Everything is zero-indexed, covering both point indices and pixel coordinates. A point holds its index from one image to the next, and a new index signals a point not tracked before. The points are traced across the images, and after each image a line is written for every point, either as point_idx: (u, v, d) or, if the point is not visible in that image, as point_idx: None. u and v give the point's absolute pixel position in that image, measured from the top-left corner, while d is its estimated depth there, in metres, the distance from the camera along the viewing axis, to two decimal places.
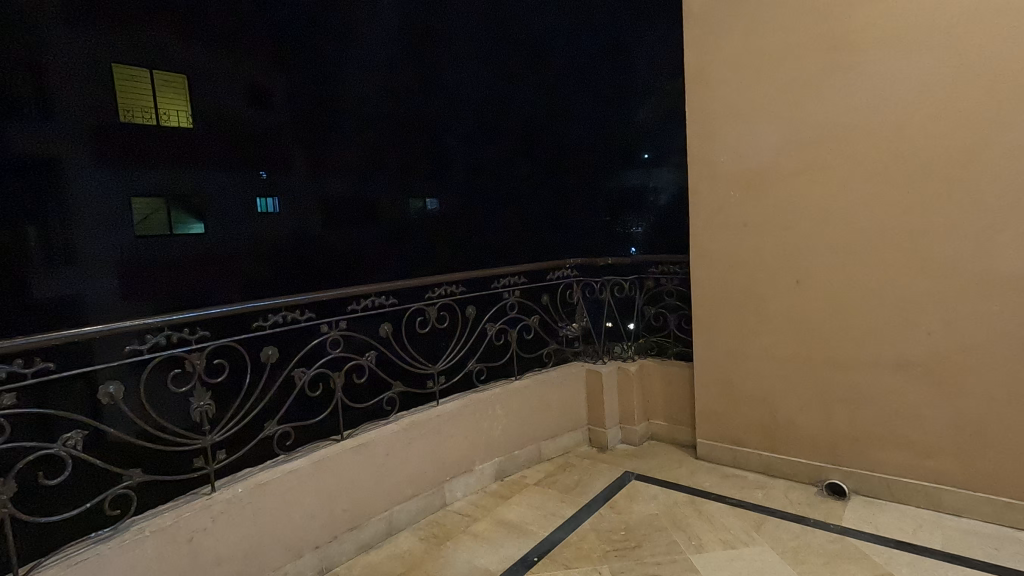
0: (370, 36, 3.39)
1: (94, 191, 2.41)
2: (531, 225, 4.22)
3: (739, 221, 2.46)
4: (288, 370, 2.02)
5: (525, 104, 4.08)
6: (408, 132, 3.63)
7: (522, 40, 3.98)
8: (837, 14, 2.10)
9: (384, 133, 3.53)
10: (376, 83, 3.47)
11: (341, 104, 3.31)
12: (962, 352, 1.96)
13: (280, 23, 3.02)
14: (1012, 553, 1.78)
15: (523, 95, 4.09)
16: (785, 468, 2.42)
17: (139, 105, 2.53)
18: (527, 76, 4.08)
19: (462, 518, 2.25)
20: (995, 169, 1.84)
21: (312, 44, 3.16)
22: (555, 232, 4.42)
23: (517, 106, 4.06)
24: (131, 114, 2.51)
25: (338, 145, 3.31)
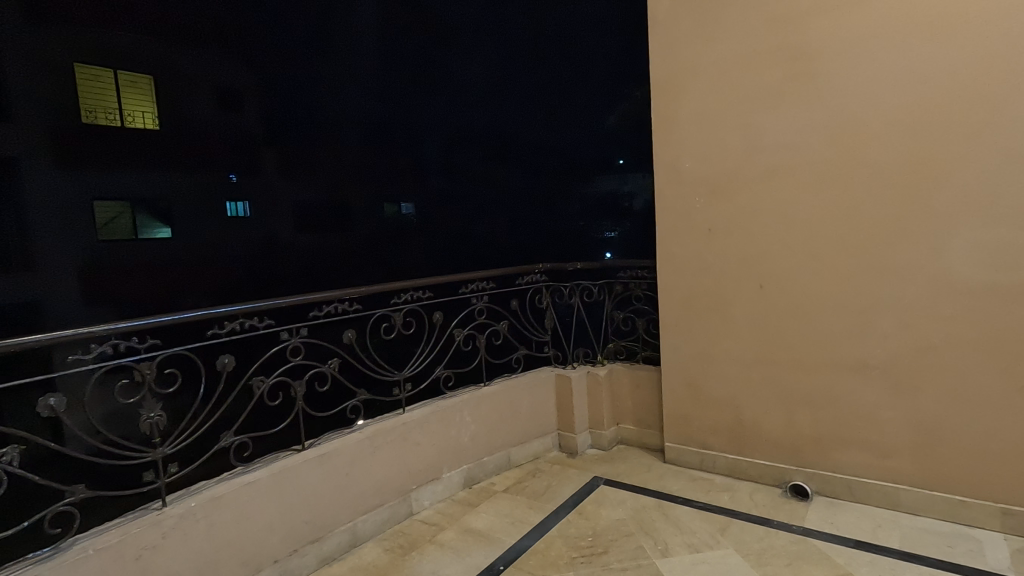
0: (351, 73, 4.37)
1: (49, 209, 3.07)
2: (502, 225, 4.98)
3: (704, 226, 2.48)
4: (246, 379, 1.91)
5: (486, 121, 4.84)
6: (381, 150, 4.59)
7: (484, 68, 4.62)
8: (793, 23, 2.16)
9: (355, 147, 4.47)
10: (358, 110, 4.46)
11: (317, 120, 4.24)
12: (916, 353, 2.02)
13: (264, 56, 3.91)
14: (965, 550, 1.82)
15: (484, 112, 4.82)
16: (750, 471, 2.45)
17: (104, 105, 3.23)
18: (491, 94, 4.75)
19: (428, 527, 2.22)
20: (945, 175, 1.90)
21: (299, 77, 4.11)
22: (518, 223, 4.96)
23: (479, 126, 4.85)
24: (99, 114, 3.22)
25: (320, 163, 4.29)
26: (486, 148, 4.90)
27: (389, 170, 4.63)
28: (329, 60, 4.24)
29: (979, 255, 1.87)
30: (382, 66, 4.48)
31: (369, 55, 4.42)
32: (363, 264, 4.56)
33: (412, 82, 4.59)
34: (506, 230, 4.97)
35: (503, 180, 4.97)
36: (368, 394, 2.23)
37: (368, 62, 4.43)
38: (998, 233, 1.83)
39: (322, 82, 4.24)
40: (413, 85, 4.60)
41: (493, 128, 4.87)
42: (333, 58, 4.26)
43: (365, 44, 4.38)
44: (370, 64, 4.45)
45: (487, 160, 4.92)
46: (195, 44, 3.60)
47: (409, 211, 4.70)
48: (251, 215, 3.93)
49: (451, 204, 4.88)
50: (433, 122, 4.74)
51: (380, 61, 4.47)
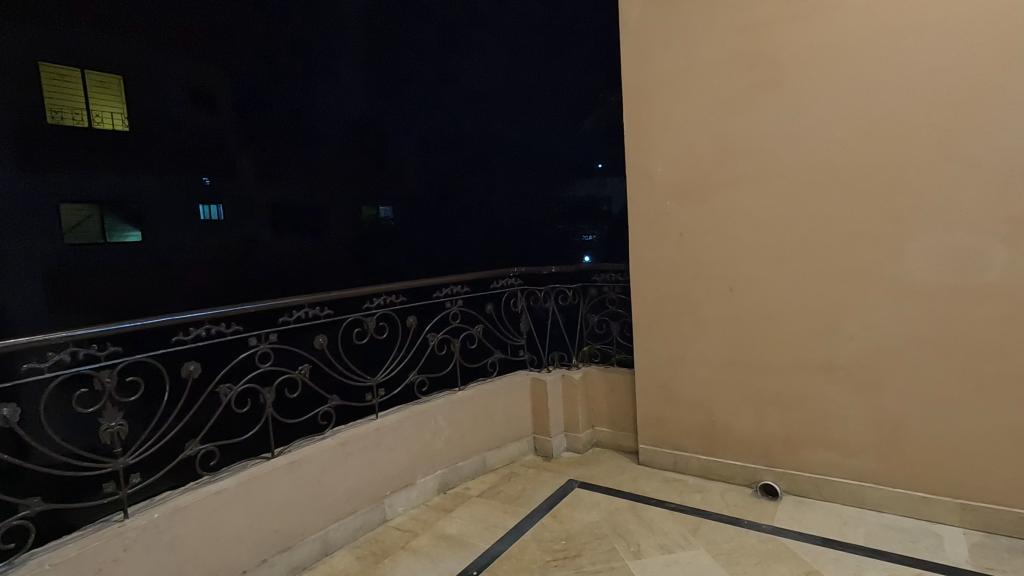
0: (338, 82, 4.69)
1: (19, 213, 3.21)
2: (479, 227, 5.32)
3: (675, 230, 2.52)
4: (212, 387, 1.86)
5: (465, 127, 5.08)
6: (362, 153, 4.92)
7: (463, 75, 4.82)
8: (759, 32, 2.20)
9: (337, 150, 4.81)
10: (344, 115, 4.80)
11: (302, 124, 4.58)
12: (880, 354, 2.07)
13: (245, 62, 4.15)
14: (928, 546, 1.87)
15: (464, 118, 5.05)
16: (722, 471, 2.48)
17: (74, 106, 3.36)
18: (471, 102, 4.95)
19: (402, 533, 2.20)
20: (906, 181, 1.96)
21: (284, 82, 4.41)
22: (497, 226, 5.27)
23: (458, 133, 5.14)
24: (68, 115, 3.34)
25: (303, 165, 4.61)
26: (463, 152, 5.20)
27: (368, 172, 4.97)
28: (307, 69, 4.52)
29: (938, 259, 1.93)
30: (359, 77, 4.77)
31: (349, 64, 4.68)
32: (344, 264, 4.82)
33: (389, 89, 4.87)
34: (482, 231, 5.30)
35: (480, 182, 5.27)
36: (340, 400, 2.20)
37: (352, 69, 4.69)
38: (955, 238, 1.89)
39: (302, 89, 4.55)
40: (389, 91, 4.89)
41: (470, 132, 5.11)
42: (307, 67, 4.51)
43: (343, 54, 4.62)
44: (347, 74, 4.71)
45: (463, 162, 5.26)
46: (171, 52, 3.75)
47: (388, 214, 5.01)
48: (226, 218, 4.15)
49: (428, 207, 5.17)
50: (408, 126, 5.04)
51: (357, 71, 4.73)
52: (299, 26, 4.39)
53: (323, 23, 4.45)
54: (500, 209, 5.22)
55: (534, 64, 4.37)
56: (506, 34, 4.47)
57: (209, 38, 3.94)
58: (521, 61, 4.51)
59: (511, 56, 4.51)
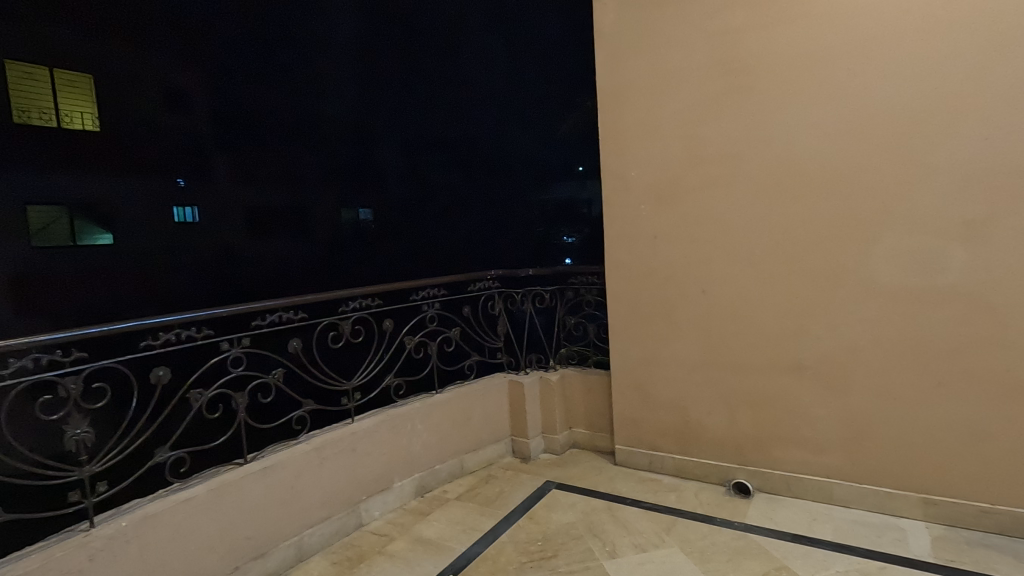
0: (325, 84, 4.74)
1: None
2: (461, 229, 5.30)
3: (649, 233, 2.55)
4: (182, 393, 1.83)
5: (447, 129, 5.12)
6: (347, 154, 4.95)
7: (449, 75, 4.78)
8: (730, 39, 2.25)
9: (319, 153, 4.81)
10: (330, 117, 4.83)
11: (282, 126, 4.59)
12: (846, 354, 2.13)
13: (225, 64, 4.18)
14: (893, 540, 1.92)
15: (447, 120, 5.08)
16: (696, 470, 2.52)
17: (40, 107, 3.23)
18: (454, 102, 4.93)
19: (378, 537, 2.19)
20: (869, 185, 2.02)
21: (269, 83, 4.46)
22: (479, 227, 5.26)
23: (440, 134, 5.16)
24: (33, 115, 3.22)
25: (283, 166, 4.60)
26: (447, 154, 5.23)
27: (352, 171, 4.99)
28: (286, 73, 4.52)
29: (902, 261, 1.99)
30: (342, 80, 4.78)
31: (327, 66, 4.69)
32: (322, 265, 4.85)
33: (376, 89, 4.91)
34: (464, 233, 5.30)
35: (463, 182, 5.29)
36: (315, 404, 2.18)
37: (340, 72, 4.75)
38: (916, 241, 1.96)
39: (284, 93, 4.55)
40: (374, 92, 4.92)
41: (455, 133, 5.12)
42: (289, 68, 4.52)
43: (322, 57, 4.63)
44: (327, 77, 4.72)
45: (446, 163, 5.28)
46: (143, 48, 3.71)
47: (367, 216, 5.04)
48: (201, 220, 4.10)
49: (410, 210, 5.24)
50: (390, 128, 5.08)
51: (338, 74, 4.76)
52: (279, 30, 4.44)
53: (302, 27, 4.51)
54: (482, 209, 5.23)
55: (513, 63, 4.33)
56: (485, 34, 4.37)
57: (183, 37, 3.90)
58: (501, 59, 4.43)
59: (491, 56, 4.47)
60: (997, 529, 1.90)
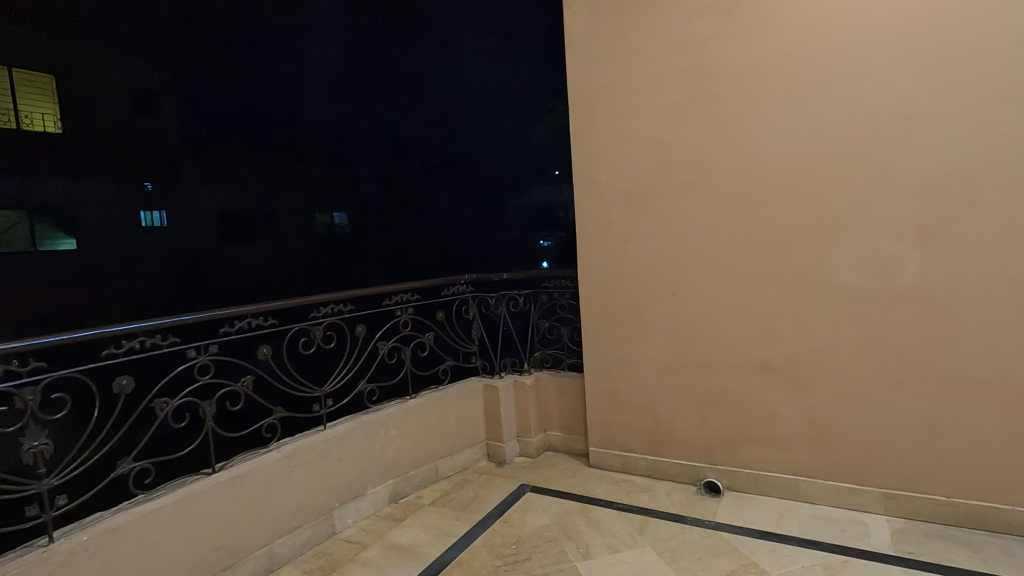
0: (303, 88, 4.77)
1: None
2: (442, 233, 5.35)
3: (621, 237, 2.59)
4: (147, 402, 1.79)
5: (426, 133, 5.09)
6: (326, 157, 4.97)
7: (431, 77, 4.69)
8: (696, 48, 2.30)
9: (293, 156, 4.82)
10: (306, 120, 4.87)
11: (256, 130, 4.61)
12: (811, 354, 2.19)
13: (197, 68, 4.16)
14: (856, 534, 1.98)
15: (425, 123, 5.05)
16: (668, 470, 2.56)
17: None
18: (434, 106, 4.90)
19: (351, 546, 2.17)
20: (829, 190, 2.09)
21: (246, 87, 4.48)
22: (459, 230, 5.29)
23: (418, 138, 5.13)
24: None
25: (259, 170, 4.63)
26: (428, 157, 5.22)
27: (330, 176, 5.02)
28: (261, 76, 4.51)
29: (862, 264, 2.06)
30: (320, 83, 4.77)
31: (305, 68, 4.66)
32: (295, 268, 4.81)
33: (355, 91, 4.91)
34: (445, 237, 5.33)
35: (442, 185, 5.33)
36: (285, 412, 2.15)
37: (320, 74, 4.75)
38: (875, 244, 2.03)
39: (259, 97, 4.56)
40: (354, 94, 4.92)
41: (435, 138, 5.12)
42: (263, 70, 4.49)
43: (300, 58, 4.59)
44: (304, 78, 4.71)
45: (426, 167, 5.28)
46: (112, 51, 3.65)
47: (342, 220, 5.05)
48: (169, 224, 4.05)
49: (387, 214, 5.27)
50: (367, 131, 5.07)
51: (316, 76, 4.73)
52: (255, 32, 4.37)
53: (280, 30, 4.46)
54: (462, 213, 5.22)
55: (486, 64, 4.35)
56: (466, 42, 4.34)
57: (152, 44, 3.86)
58: (479, 62, 4.32)
59: (470, 63, 4.41)
60: (954, 520, 1.98)
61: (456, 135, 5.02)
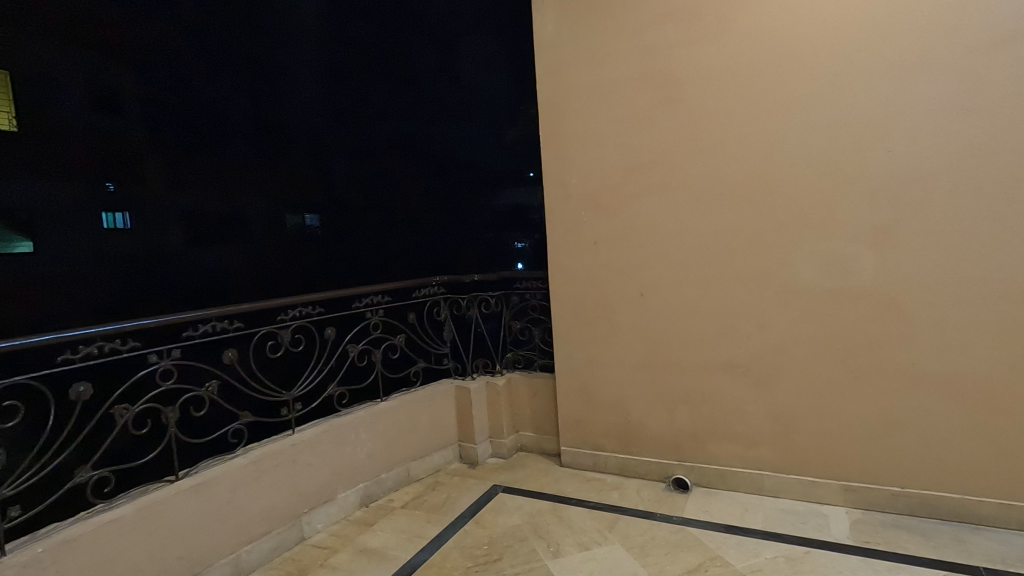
0: (283, 83, 4.45)
1: None
2: (420, 239, 5.18)
3: (590, 238, 2.62)
4: (106, 408, 1.75)
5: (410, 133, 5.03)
6: (303, 156, 4.63)
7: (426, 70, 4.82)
8: (661, 53, 2.35)
9: (271, 154, 4.44)
10: (285, 117, 4.50)
11: (230, 125, 4.18)
12: (772, 352, 2.26)
13: (165, 58, 3.77)
14: (815, 526, 2.05)
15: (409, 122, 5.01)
16: (637, 468, 2.60)
17: None
18: (425, 104, 4.96)
19: (320, 551, 2.14)
20: (787, 193, 2.16)
21: (222, 77, 4.09)
22: (438, 236, 5.16)
23: (400, 137, 5.04)
24: None
25: (234, 169, 4.24)
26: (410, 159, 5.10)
27: (308, 176, 4.67)
28: (233, 69, 4.15)
29: (818, 264, 2.13)
30: (298, 81, 4.54)
31: (286, 63, 4.44)
32: (266, 276, 4.34)
33: (339, 91, 4.77)
34: (423, 242, 5.18)
35: (425, 188, 5.14)
36: (251, 416, 2.12)
37: (303, 71, 4.55)
38: (831, 245, 2.10)
39: (237, 94, 4.20)
40: (337, 93, 4.76)
41: (420, 139, 5.05)
42: (242, 64, 4.20)
43: (282, 54, 4.40)
44: (286, 75, 4.47)
45: (407, 169, 5.13)
46: (72, 39, 3.34)
47: (316, 223, 4.67)
48: (133, 227, 3.60)
49: (365, 217, 4.98)
50: (348, 130, 4.86)
51: (298, 74, 4.53)
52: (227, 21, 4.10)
53: (249, 20, 4.22)
54: (442, 216, 5.13)
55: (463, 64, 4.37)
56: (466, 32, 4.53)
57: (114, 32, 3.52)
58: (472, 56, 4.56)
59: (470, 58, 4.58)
60: (907, 510, 2.06)
61: (443, 139, 4.99)
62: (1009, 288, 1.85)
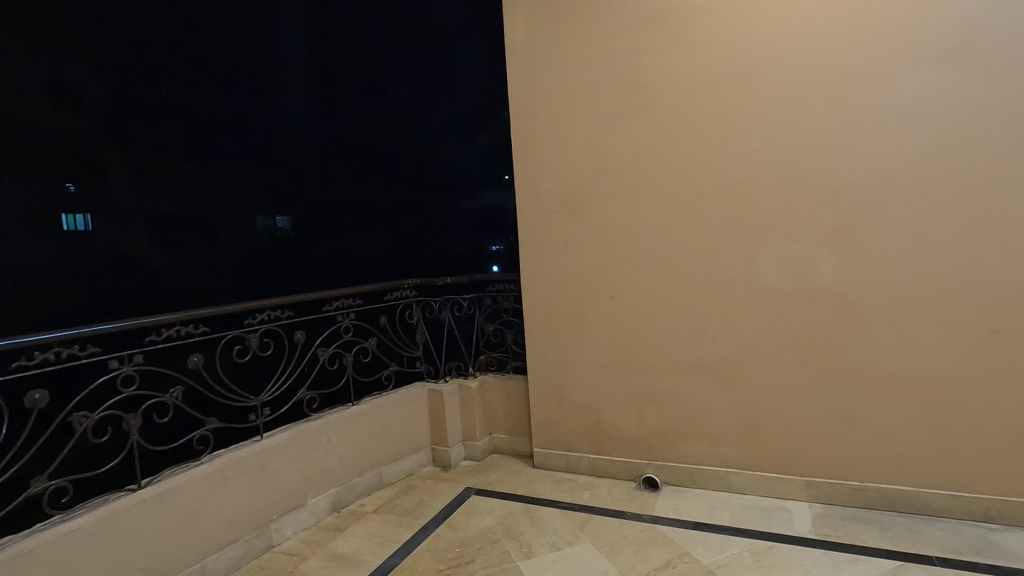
0: (255, 76, 4.33)
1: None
2: (392, 242, 5.04)
3: (562, 241, 2.65)
4: (63, 415, 1.70)
5: (387, 132, 5.00)
6: (271, 153, 4.52)
7: (410, 75, 4.73)
8: (629, 59, 2.39)
9: (241, 152, 4.33)
10: (254, 112, 4.39)
11: (202, 121, 4.03)
12: (738, 353, 2.31)
13: (136, 48, 3.55)
14: (780, 521, 2.11)
15: (386, 123, 4.98)
16: (609, 468, 2.63)
17: None
18: (401, 106, 4.89)
19: (289, 558, 2.11)
20: (752, 198, 2.22)
21: (190, 71, 3.90)
22: (410, 240, 4.99)
23: (374, 138, 5.01)
24: None
25: (204, 165, 4.07)
26: (383, 159, 5.04)
27: (279, 174, 4.57)
28: (202, 61, 3.97)
29: (782, 266, 2.19)
30: (275, 76, 4.47)
31: (259, 56, 4.32)
32: (234, 278, 4.20)
33: (314, 89, 4.69)
34: (395, 245, 5.02)
35: (398, 189, 5.07)
36: (218, 422, 2.09)
37: (281, 67, 4.48)
38: (793, 248, 2.17)
39: (206, 88, 4.03)
40: (312, 90, 4.67)
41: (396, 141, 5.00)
42: (215, 56, 4.04)
43: (254, 48, 4.27)
44: (258, 68, 4.34)
45: (379, 170, 5.06)
46: (31, 30, 3.12)
47: (286, 225, 4.53)
48: (94, 228, 3.45)
49: (331, 215, 4.87)
50: (317, 126, 4.75)
51: (274, 69, 4.44)
52: (202, 17, 3.93)
53: (223, 13, 4.05)
54: (416, 224, 4.96)
55: (451, 65, 4.42)
56: (445, 44, 4.40)
57: (82, 27, 3.33)
58: (446, 66, 4.44)
59: (449, 67, 4.42)
60: (867, 503, 2.14)
61: (421, 141, 4.86)
62: (959, 288, 1.94)
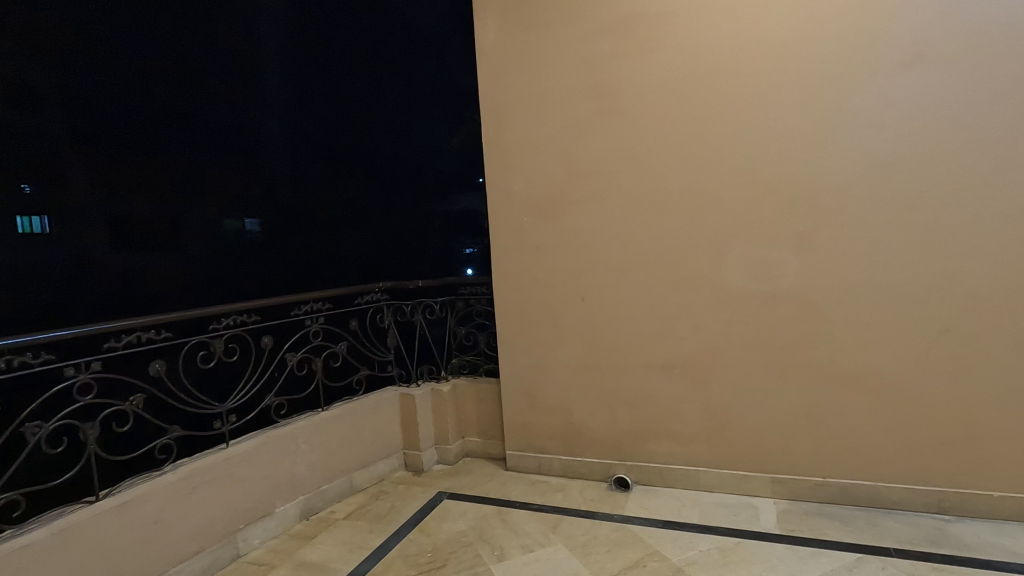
0: (225, 69, 4.05)
1: None
2: (369, 244, 4.64)
3: (534, 244, 2.66)
4: (14, 427, 1.65)
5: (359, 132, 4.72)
6: (243, 149, 4.16)
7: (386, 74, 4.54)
8: (598, 65, 2.42)
9: (210, 148, 3.97)
10: (225, 107, 4.06)
11: (170, 114, 3.71)
12: (706, 353, 2.36)
13: (100, 42, 3.32)
14: (746, 517, 2.16)
15: (361, 121, 4.70)
16: (582, 469, 2.65)
17: None
18: (376, 106, 4.66)
19: (257, 567, 2.07)
20: (718, 201, 2.27)
21: (157, 62, 3.60)
22: (388, 242, 4.58)
23: (347, 137, 4.70)
24: None
25: (170, 162, 3.71)
26: (362, 159, 4.70)
27: (248, 172, 4.19)
28: (171, 53, 3.69)
29: (747, 269, 2.25)
30: (244, 69, 4.19)
31: (232, 50, 4.07)
32: (197, 285, 3.77)
33: (287, 85, 4.42)
34: (372, 248, 4.63)
35: (375, 189, 4.69)
36: (182, 430, 2.03)
37: (249, 60, 4.19)
38: (758, 250, 2.23)
39: (174, 81, 3.72)
40: (285, 85, 4.39)
41: (371, 142, 4.70)
42: (184, 45, 3.76)
43: (225, 41, 4.04)
44: (229, 61, 4.07)
45: (357, 170, 4.69)
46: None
47: (255, 226, 4.10)
48: (52, 231, 3.11)
49: (306, 216, 4.47)
50: (291, 122, 4.45)
51: (245, 62, 4.17)
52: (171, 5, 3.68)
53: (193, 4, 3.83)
54: (394, 226, 4.59)
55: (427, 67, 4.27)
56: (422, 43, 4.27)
57: (37, 14, 3.07)
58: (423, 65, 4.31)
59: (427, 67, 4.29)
60: (829, 498, 2.20)
61: (397, 141, 4.58)
62: (914, 290, 2.02)
